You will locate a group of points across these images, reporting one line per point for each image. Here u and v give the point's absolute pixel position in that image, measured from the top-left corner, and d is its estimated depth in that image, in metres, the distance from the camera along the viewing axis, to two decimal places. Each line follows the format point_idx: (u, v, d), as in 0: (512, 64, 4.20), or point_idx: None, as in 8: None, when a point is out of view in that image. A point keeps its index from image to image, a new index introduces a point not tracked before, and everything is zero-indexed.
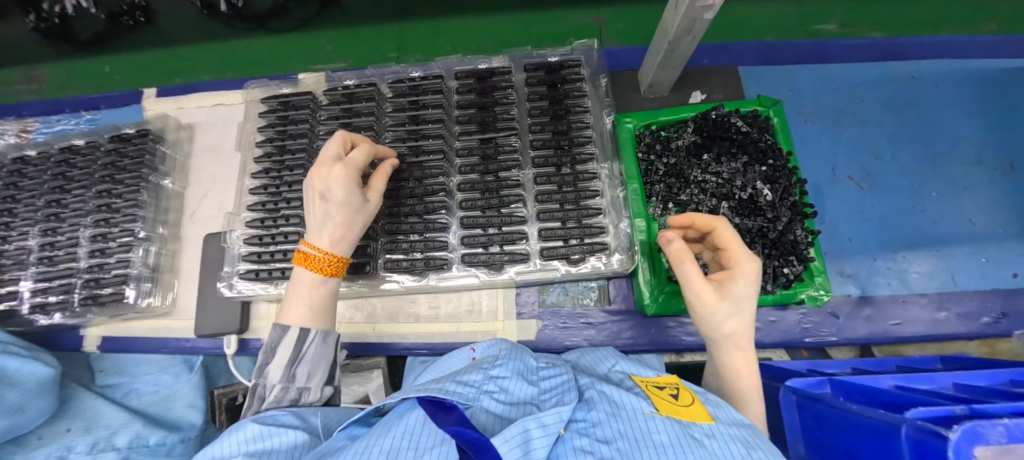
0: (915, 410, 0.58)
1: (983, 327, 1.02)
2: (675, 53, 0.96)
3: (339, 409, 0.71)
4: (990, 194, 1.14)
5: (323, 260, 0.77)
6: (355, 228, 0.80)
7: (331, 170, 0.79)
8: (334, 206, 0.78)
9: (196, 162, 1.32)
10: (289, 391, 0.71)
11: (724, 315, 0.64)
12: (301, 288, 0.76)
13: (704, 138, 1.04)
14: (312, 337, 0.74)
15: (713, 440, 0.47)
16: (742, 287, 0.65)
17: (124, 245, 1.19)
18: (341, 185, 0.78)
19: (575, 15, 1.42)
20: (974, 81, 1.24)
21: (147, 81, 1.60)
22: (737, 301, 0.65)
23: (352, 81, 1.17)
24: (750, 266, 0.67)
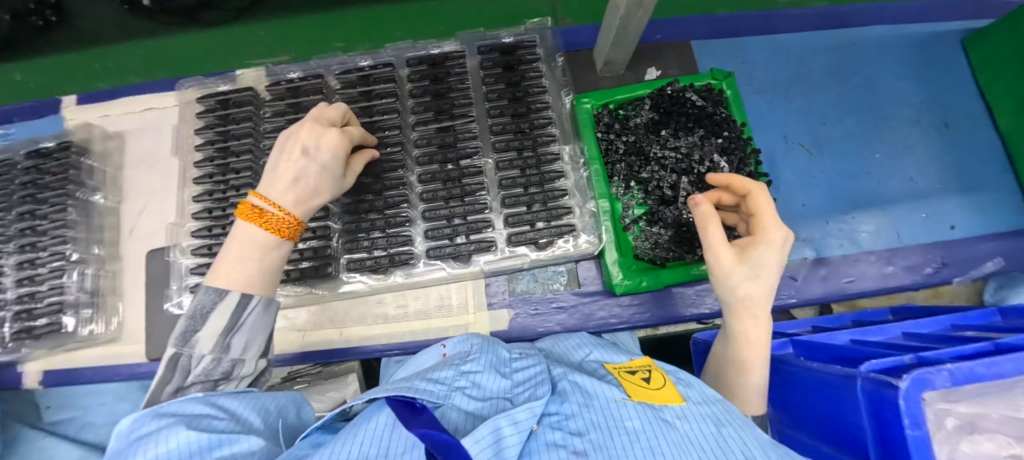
0: (869, 363, 0.61)
1: (927, 277, 1.09)
2: (628, 30, 0.95)
3: (278, 395, 0.55)
4: (928, 152, 1.21)
5: (280, 218, 0.58)
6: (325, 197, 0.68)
7: (324, 130, 0.69)
8: (316, 168, 0.65)
9: (130, 173, 1.22)
10: (220, 363, 0.53)
11: (741, 278, 0.62)
12: (238, 246, 0.56)
13: (660, 115, 1.05)
14: (254, 304, 0.56)
15: (684, 421, 0.48)
16: (762, 252, 0.62)
17: (55, 270, 1.09)
18: (334, 151, 0.69)
19: None
20: (910, 44, 1.30)
21: (67, 88, 1.45)
22: (757, 266, 0.61)
23: (295, 74, 1.09)
24: (776, 233, 0.63)
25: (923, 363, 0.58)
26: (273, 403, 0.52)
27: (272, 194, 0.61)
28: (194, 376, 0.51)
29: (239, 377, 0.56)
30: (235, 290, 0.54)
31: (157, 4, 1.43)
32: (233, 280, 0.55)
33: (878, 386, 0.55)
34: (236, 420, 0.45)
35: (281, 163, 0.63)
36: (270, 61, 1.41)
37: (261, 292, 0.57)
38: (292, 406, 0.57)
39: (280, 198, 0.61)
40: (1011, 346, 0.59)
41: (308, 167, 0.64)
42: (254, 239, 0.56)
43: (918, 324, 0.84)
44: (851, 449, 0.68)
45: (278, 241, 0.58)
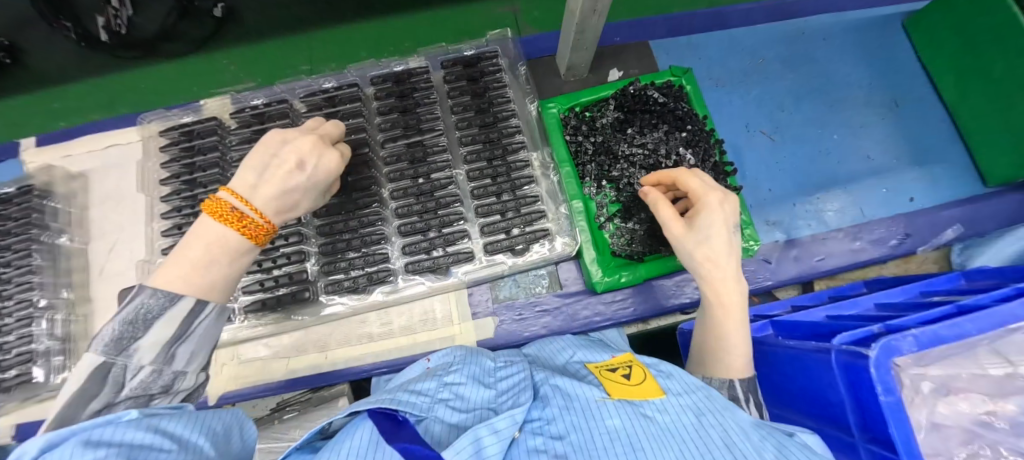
0: (842, 336, 0.64)
1: (892, 249, 1.14)
2: (585, 35, 0.98)
3: (221, 414, 0.45)
4: (881, 130, 1.27)
5: (260, 227, 0.53)
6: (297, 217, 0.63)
7: (325, 149, 0.65)
8: (309, 186, 0.62)
9: (96, 212, 1.19)
10: (161, 375, 0.47)
11: (694, 244, 0.70)
12: (202, 244, 0.49)
13: (625, 114, 1.07)
14: (209, 311, 0.50)
15: (664, 414, 0.49)
16: (705, 214, 0.70)
17: (23, 318, 1.05)
18: (332, 175, 0.67)
19: (490, 6, 1.42)
20: (855, 30, 1.36)
21: (24, 130, 1.40)
22: (704, 230, 0.70)
23: (260, 100, 1.09)
24: (713, 197, 0.72)
25: (890, 331, 0.61)
26: (218, 423, 0.43)
27: (253, 196, 0.55)
28: (128, 389, 0.44)
29: (176, 393, 0.50)
30: (191, 295, 0.48)
31: (116, 40, 1.42)
32: (192, 283, 0.48)
33: (851, 358, 0.57)
34: (185, 449, 0.37)
35: (269, 168, 0.58)
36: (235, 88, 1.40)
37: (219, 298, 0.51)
38: (237, 426, 0.47)
39: (261, 203, 0.55)
40: (971, 307, 0.62)
41: (300, 184, 0.60)
42: (228, 244, 0.50)
43: (888, 295, 0.89)
44: (829, 421, 0.71)
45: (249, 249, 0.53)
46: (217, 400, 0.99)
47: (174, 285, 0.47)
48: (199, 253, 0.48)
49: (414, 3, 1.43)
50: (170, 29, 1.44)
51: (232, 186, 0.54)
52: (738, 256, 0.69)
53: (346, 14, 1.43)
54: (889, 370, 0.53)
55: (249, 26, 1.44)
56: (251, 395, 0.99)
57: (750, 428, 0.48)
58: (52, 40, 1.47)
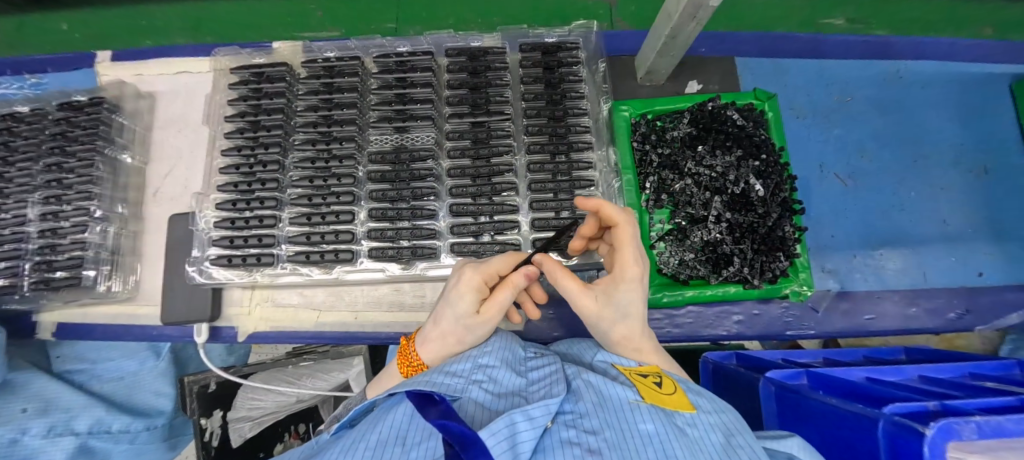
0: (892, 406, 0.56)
1: (949, 323, 1.06)
2: (676, 41, 0.93)
3: None
4: (962, 196, 1.18)
5: (410, 358, 0.73)
6: (446, 338, 0.70)
7: (469, 272, 0.69)
8: (446, 309, 0.68)
9: (158, 135, 1.22)
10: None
11: (610, 323, 0.65)
12: (389, 374, 0.76)
13: (698, 131, 1.03)
14: None
15: (696, 429, 0.47)
16: (618, 293, 0.62)
17: (78, 225, 1.08)
18: (462, 292, 0.67)
19: None
20: (957, 84, 1.27)
21: (114, 44, 1.48)
22: (621, 309, 0.63)
23: (333, 53, 1.09)
24: (632, 269, 0.62)
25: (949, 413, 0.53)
26: None
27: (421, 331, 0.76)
28: None
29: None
30: None
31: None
32: None
33: (904, 432, 0.51)
34: None
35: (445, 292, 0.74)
36: (318, 36, 1.44)
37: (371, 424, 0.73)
38: None
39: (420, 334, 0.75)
40: None
41: (443, 309, 0.69)
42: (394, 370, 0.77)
43: (936, 370, 0.82)
44: None
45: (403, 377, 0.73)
46: (249, 338, 1.02)
47: None
48: (384, 378, 0.76)
49: None
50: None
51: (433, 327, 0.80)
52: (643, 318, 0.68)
53: None
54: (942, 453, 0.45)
55: None
56: (280, 339, 1.01)
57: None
58: None
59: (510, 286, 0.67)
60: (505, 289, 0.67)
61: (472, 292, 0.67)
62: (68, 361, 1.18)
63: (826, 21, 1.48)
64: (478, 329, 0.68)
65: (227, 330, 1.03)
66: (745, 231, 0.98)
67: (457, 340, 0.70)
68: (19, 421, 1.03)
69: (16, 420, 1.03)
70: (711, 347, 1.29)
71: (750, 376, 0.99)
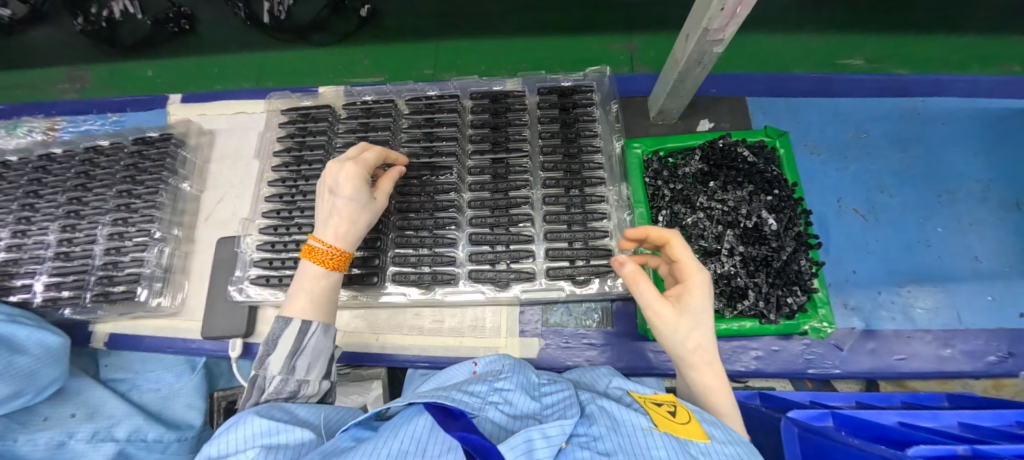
0: (917, 448, 0.56)
1: (990, 367, 1.00)
2: (685, 84, 1.00)
3: (340, 412, 0.65)
4: (995, 233, 1.14)
5: (324, 252, 0.74)
6: (361, 224, 0.80)
7: (343, 165, 0.80)
8: (344, 198, 0.78)
9: (214, 167, 1.36)
10: (288, 383, 0.66)
11: (687, 332, 0.61)
12: (303, 279, 0.73)
13: (709, 167, 1.07)
14: (313, 329, 0.70)
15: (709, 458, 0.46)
16: (692, 299, 0.62)
17: (139, 244, 1.21)
18: (353, 177, 0.78)
19: (606, 42, 1.53)
20: (981, 121, 1.26)
21: (185, 87, 1.69)
22: (699, 316, 0.61)
23: (370, 97, 1.21)
24: (699, 276, 0.64)
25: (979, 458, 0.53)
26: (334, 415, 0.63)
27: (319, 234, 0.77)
28: None
29: (306, 396, 0.69)
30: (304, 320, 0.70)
31: (274, 22, 1.67)
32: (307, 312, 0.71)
33: None
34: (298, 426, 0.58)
35: (321, 200, 0.80)
36: (363, 81, 1.59)
37: (318, 318, 0.71)
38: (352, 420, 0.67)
39: (323, 235, 0.77)
40: None
41: (336, 204, 0.79)
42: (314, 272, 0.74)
43: (977, 416, 0.77)
44: None
45: (329, 271, 0.75)
46: None
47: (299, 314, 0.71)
48: (298, 285, 0.73)
49: (533, 28, 1.57)
50: (319, 20, 1.67)
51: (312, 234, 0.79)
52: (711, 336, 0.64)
53: (467, 30, 1.60)
54: None
55: (385, 28, 1.64)
56: None
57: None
58: (223, 17, 1.75)
59: (391, 177, 0.89)
60: (388, 179, 0.88)
61: (360, 176, 0.80)
62: (117, 369, 1.27)
63: (844, 62, 1.52)
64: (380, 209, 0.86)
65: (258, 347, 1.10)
66: (759, 264, 0.99)
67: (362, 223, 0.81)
68: (66, 425, 1.09)
69: (65, 424, 1.10)
70: (731, 385, 1.25)
71: (771, 415, 0.96)
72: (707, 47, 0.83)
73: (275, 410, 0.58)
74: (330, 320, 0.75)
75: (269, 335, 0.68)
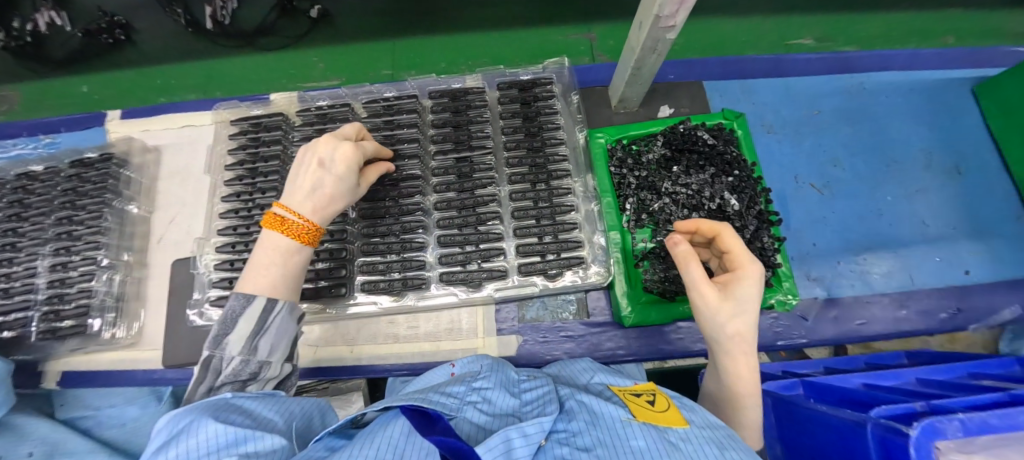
0: (879, 409, 0.58)
1: (941, 323, 1.07)
2: (642, 72, 1.00)
3: (303, 403, 0.61)
4: (939, 197, 1.21)
5: (299, 226, 0.69)
6: (343, 205, 0.78)
7: (340, 144, 0.78)
8: (334, 176, 0.75)
9: (163, 185, 1.28)
10: (249, 364, 0.62)
11: (729, 316, 0.60)
12: (270, 250, 0.67)
13: (672, 152, 1.08)
14: (279, 309, 0.65)
15: (688, 443, 0.46)
16: (745, 289, 0.62)
17: (85, 273, 1.14)
18: (347, 158, 0.77)
19: (566, 33, 1.52)
20: (921, 92, 1.32)
21: (126, 102, 1.58)
22: (746, 305, 0.62)
23: (325, 101, 1.17)
24: (752, 269, 0.65)
25: (935, 412, 0.55)
26: (297, 407, 0.59)
27: (292, 203, 0.71)
28: None
29: (265, 379, 0.65)
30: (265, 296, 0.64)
31: (218, 28, 1.58)
32: (274, 288, 0.66)
33: (889, 433, 0.52)
34: (261, 424, 0.52)
35: (302, 174, 0.74)
36: (319, 85, 1.53)
37: (285, 297, 0.67)
38: (317, 412, 0.63)
39: (299, 206, 0.71)
40: None
41: (324, 180, 0.74)
42: (280, 246, 0.67)
43: (933, 371, 0.82)
44: None
45: (299, 247, 0.70)
46: None
47: (262, 288, 0.65)
48: (264, 259, 0.67)
49: (492, 22, 1.55)
50: (267, 24, 1.59)
51: (281, 201, 0.72)
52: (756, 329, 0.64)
53: (424, 27, 1.56)
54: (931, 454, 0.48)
55: (339, 28, 1.58)
56: None
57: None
58: (163, 24, 1.64)
59: (377, 169, 0.90)
60: (373, 170, 0.90)
61: (355, 158, 0.79)
62: (75, 407, 1.13)
63: (795, 42, 1.57)
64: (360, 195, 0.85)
65: None
66: None
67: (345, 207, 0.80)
68: None
69: None
70: None
71: None
72: (661, 34, 0.83)
73: (234, 408, 0.52)
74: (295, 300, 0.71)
75: (226, 315, 0.62)
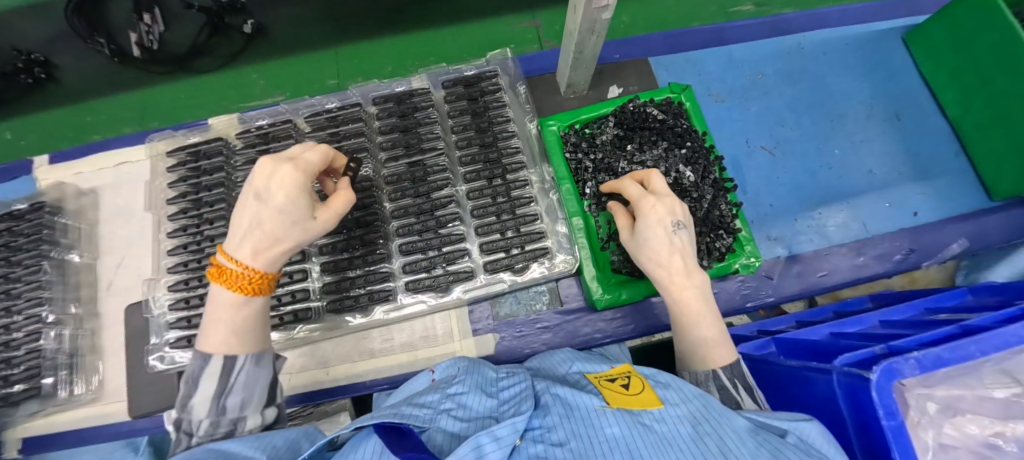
0: (842, 358, 0.60)
1: (896, 264, 1.12)
2: (584, 54, 1.00)
3: (284, 433, 0.53)
4: (883, 145, 1.26)
5: (240, 276, 0.60)
6: (286, 244, 0.63)
7: (278, 167, 0.63)
8: (263, 209, 0.61)
9: (105, 228, 1.21)
10: (220, 426, 0.57)
11: (639, 249, 0.78)
12: (218, 306, 0.60)
13: (624, 131, 1.08)
14: (241, 364, 0.60)
15: (662, 424, 0.47)
16: (640, 222, 0.77)
17: (31, 333, 1.06)
18: (286, 186, 0.62)
19: (512, 22, 1.50)
20: (855, 46, 1.37)
21: (58, 145, 1.49)
22: (644, 235, 0.76)
23: (264, 120, 1.12)
24: (645, 202, 0.79)
25: (893, 353, 0.57)
26: (280, 440, 0.51)
27: (235, 248, 0.62)
28: None
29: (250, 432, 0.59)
30: (222, 354, 0.59)
31: (147, 55, 1.47)
32: (231, 345, 0.60)
33: (851, 379, 0.54)
34: None
35: (243, 212, 0.63)
36: (264, 103, 1.47)
37: (246, 350, 0.61)
38: (308, 439, 0.55)
39: (239, 250, 0.61)
40: (977, 327, 0.59)
41: (260, 214, 0.61)
42: (227, 304, 0.60)
43: (892, 312, 0.86)
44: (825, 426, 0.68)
45: (248, 298, 0.61)
46: None
47: (217, 347, 0.59)
48: (216, 318, 0.60)
49: (436, 19, 1.51)
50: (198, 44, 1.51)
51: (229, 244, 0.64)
52: (684, 252, 0.73)
53: (365, 30, 1.52)
54: (891, 394, 0.49)
55: (277, 41, 1.51)
56: None
57: (748, 433, 0.47)
58: (85, 56, 1.52)
59: (342, 196, 0.72)
60: (341, 199, 0.72)
61: (294, 185, 0.62)
62: None
63: (736, 9, 1.59)
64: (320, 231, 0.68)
65: None
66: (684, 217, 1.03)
67: (288, 244, 0.64)
68: None
69: None
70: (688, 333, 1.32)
71: None
72: (595, 15, 0.82)
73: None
74: (265, 344, 0.65)
75: (190, 375, 0.58)
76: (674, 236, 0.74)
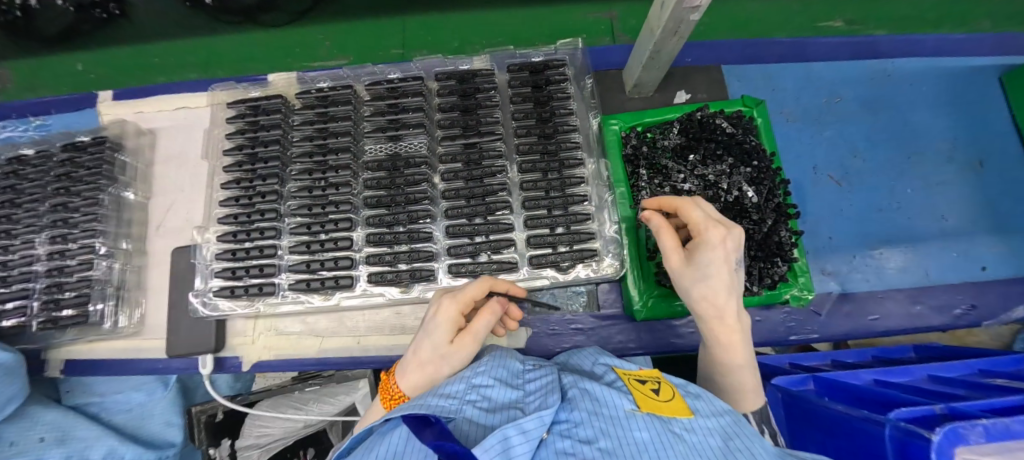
0: (896, 411, 0.54)
1: (955, 319, 1.05)
2: (662, 55, 0.95)
3: None
4: (961, 190, 1.18)
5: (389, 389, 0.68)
6: (430, 371, 0.66)
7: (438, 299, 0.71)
8: (423, 337, 0.67)
9: (160, 170, 1.24)
10: None
11: (692, 281, 0.64)
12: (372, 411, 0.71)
13: (688, 141, 1.04)
14: None
15: (692, 434, 0.43)
16: (703, 254, 0.62)
17: (84, 262, 1.10)
18: (437, 320, 0.67)
19: (586, 11, 1.45)
20: (947, 79, 1.27)
21: (125, 83, 1.53)
22: (706, 271, 0.62)
23: (326, 83, 1.11)
24: (713, 232, 0.63)
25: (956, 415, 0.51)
26: None
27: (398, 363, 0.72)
28: None
29: None
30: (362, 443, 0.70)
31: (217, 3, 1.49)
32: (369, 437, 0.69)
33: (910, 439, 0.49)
34: None
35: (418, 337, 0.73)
36: (328, 65, 1.48)
37: None
38: None
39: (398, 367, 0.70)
40: None
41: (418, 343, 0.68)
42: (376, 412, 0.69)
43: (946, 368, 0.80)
44: None
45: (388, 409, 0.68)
46: (252, 366, 1.02)
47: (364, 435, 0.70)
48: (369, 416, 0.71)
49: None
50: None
51: None
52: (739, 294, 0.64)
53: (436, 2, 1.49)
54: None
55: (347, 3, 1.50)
56: (284, 365, 1.01)
57: (781, 454, 0.42)
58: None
59: (488, 313, 0.70)
60: (483, 318, 0.69)
61: (445, 318, 0.67)
62: (80, 394, 1.15)
63: (823, 24, 1.50)
64: (460, 360, 0.66)
65: (231, 360, 1.02)
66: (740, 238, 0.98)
67: (432, 370, 0.66)
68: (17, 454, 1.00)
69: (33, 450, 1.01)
70: None
71: None
72: (685, 14, 0.77)
73: None
74: None
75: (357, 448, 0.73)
76: (734, 276, 0.63)
